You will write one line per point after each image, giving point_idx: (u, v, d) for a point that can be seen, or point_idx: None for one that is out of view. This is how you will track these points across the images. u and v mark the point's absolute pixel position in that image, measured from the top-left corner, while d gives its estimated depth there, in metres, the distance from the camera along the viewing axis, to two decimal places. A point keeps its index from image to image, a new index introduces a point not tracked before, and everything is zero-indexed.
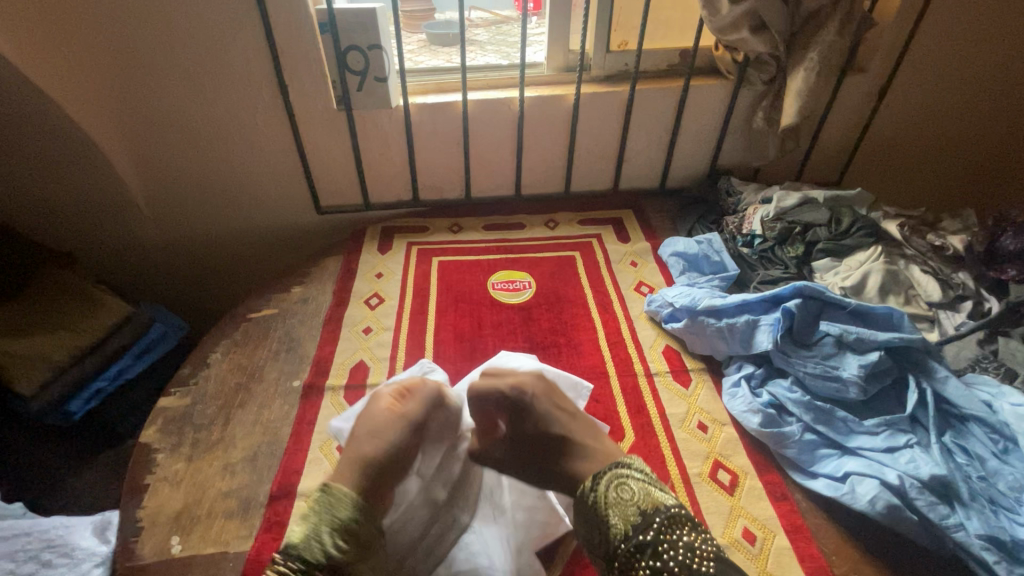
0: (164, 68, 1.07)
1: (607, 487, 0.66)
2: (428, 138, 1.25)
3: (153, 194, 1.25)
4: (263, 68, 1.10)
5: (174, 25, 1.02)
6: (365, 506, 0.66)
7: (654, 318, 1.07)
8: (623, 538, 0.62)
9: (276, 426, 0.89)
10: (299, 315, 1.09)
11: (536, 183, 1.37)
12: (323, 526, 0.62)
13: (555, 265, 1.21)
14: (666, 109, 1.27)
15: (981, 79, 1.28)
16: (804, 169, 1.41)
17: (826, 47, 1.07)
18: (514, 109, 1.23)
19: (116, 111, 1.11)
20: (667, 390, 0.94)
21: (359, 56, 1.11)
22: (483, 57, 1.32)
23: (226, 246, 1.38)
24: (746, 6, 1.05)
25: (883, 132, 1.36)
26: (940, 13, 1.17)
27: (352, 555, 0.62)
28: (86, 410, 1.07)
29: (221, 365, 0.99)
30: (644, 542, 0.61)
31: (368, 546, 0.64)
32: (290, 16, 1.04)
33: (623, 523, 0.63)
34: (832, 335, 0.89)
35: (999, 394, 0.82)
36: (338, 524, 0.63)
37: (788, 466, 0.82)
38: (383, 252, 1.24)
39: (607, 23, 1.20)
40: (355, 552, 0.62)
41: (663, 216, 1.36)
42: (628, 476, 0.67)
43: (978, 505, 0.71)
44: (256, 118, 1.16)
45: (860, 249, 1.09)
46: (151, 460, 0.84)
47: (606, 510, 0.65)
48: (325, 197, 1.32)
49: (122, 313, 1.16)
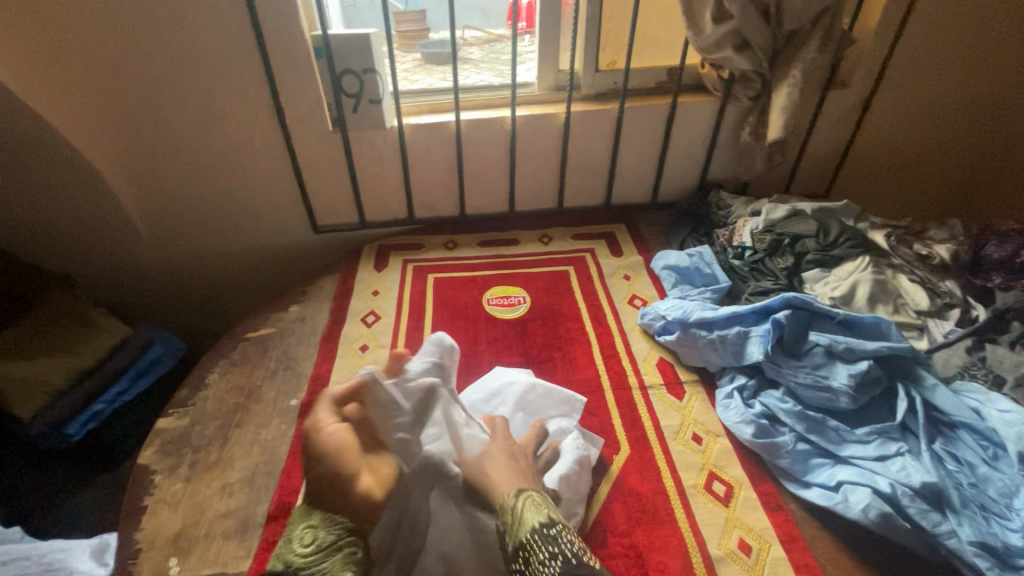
0: (164, 94, 1.09)
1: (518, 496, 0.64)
2: (422, 157, 1.28)
3: (153, 217, 1.27)
4: (260, 92, 1.12)
5: (173, 53, 1.05)
6: (325, 518, 0.61)
7: (647, 331, 1.08)
8: (529, 532, 0.60)
9: (274, 445, 0.89)
10: (296, 334, 1.10)
11: (530, 199, 1.40)
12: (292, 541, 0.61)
13: (549, 280, 1.22)
14: (655, 124, 1.30)
15: (963, 91, 1.31)
16: (792, 181, 1.44)
17: (808, 64, 1.10)
18: (506, 128, 1.26)
19: (115, 136, 1.13)
20: (661, 403, 0.95)
21: (354, 80, 1.14)
22: (477, 75, 1.35)
23: (224, 265, 1.39)
24: (730, 25, 1.08)
25: (869, 145, 1.39)
26: (916, 30, 1.21)
27: (308, 560, 0.59)
28: (84, 432, 1.06)
29: (219, 385, 0.99)
30: (549, 534, 0.59)
31: (331, 548, 0.59)
32: (285, 41, 1.07)
33: (531, 519, 0.61)
34: (822, 345, 0.91)
35: (988, 401, 0.83)
36: (299, 534, 0.61)
37: (781, 476, 0.83)
38: (379, 270, 1.26)
39: (595, 42, 1.24)
40: (313, 558, 0.59)
41: (655, 229, 1.38)
42: (538, 496, 0.65)
43: (969, 512, 0.72)
44: (253, 140, 1.18)
45: (848, 260, 1.11)
46: (149, 481, 0.85)
47: (514, 515, 0.62)
48: (322, 216, 1.34)
49: (122, 334, 1.16)
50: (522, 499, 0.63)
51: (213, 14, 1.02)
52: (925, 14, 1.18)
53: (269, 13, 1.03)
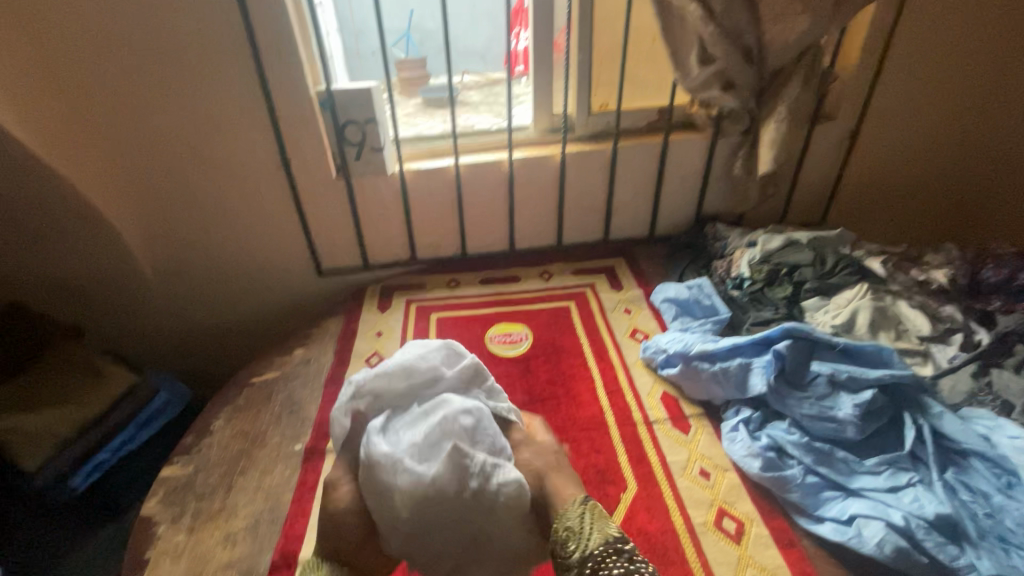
0: (175, 149, 1.15)
1: (581, 509, 0.63)
2: (424, 200, 1.32)
3: (161, 265, 1.30)
4: (267, 143, 1.17)
5: (185, 112, 1.11)
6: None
7: (650, 364, 1.08)
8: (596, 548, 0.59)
9: (278, 491, 0.89)
10: (301, 377, 1.11)
11: (530, 237, 1.42)
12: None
13: (551, 316, 1.24)
14: (649, 161, 1.34)
15: (946, 120, 1.36)
16: (787, 211, 1.46)
17: (793, 101, 1.14)
18: (504, 169, 1.30)
19: (126, 191, 1.18)
20: (667, 437, 0.94)
21: (356, 130, 1.19)
22: (477, 118, 1.41)
23: (231, 311, 1.42)
24: (714, 68, 1.13)
25: (859, 172, 1.42)
26: (896, 64, 1.26)
27: None
28: (88, 483, 1.06)
29: (224, 432, 1.00)
30: (622, 548, 0.59)
31: None
32: (292, 96, 1.13)
33: (600, 535, 0.60)
34: (824, 374, 0.91)
35: (997, 427, 0.82)
36: None
37: (793, 511, 0.81)
38: (383, 310, 1.27)
39: (587, 87, 1.29)
40: None
41: (654, 263, 1.40)
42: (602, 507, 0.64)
43: (987, 544, 0.71)
44: (259, 190, 1.23)
45: (846, 287, 1.12)
46: (152, 532, 0.84)
47: (581, 526, 0.61)
48: (327, 259, 1.37)
49: (128, 382, 1.17)
50: (581, 508, 0.63)
51: (225, 74, 1.08)
52: (903, 48, 1.24)
53: (276, 70, 1.10)
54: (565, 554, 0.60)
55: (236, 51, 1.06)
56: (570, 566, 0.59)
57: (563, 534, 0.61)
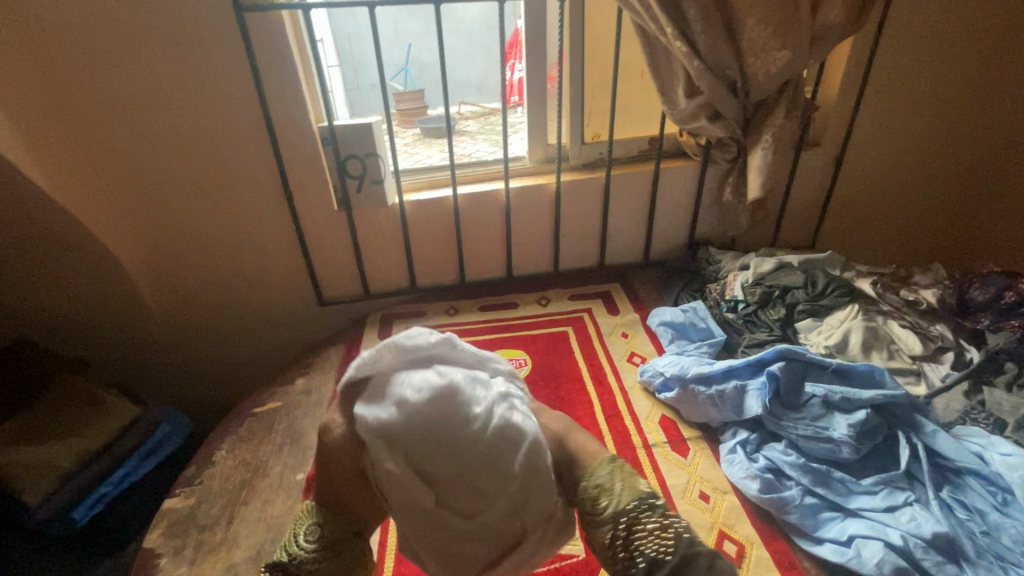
0: (182, 184, 1.19)
1: (617, 465, 0.60)
2: (423, 229, 1.35)
3: (164, 296, 1.32)
4: (271, 178, 1.21)
5: (192, 150, 1.15)
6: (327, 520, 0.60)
7: (648, 388, 1.10)
8: (632, 504, 0.57)
9: (280, 522, 0.89)
10: (302, 406, 1.12)
11: (527, 263, 1.45)
12: (292, 541, 0.61)
13: (549, 341, 1.25)
14: (641, 189, 1.38)
15: (928, 144, 1.41)
16: (779, 234, 1.49)
17: (778, 129, 1.17)
18: (501, 199, 1.34)
19: (130, 226, 1.21)
20: (666, 461, 0.95)
21: (357, 163, 1.22)
22: (475, 147, 1.46)
23: (233, 340, 1.43)
24: (700, 99, 1.17)
25: (847, 195, 1.46)
26: (876, 92, 1.31)
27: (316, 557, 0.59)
28: (89, 516, 1.05)
29: (226, 462, 1.00)
30: (657, 503, 0.58)
31: (332, 549, 0.59)
32: (295, 132, 1.17)
33: (636, 492, 0.58)
34: (818, 396, 0.93)
35: (989, 445, 0.85)
36: (301, 530, 0.60)
37: (792, 532, 0.82)
38: (383, 338, 1.29)
39: (580, 119, 1.35)
40: (315, 555, 0.58)
41: (649, 287, 1.42)
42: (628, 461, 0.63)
43: (985, 562, 0.72)
44: (265, 224, 1.27)
45: (838, 309, 1.14)
46: (153, 566, 0.84)
47: (614, 480, 0.58)
48: (328, 289, 1.39)
49: (130, 415, 1.17)
50: (614, 462, 0.60)
51: (230, 113, 1.13)
52: (881, 77, 1.29)
53: (280, 110, 1.15)
54: (596, 509, 0.58)
55: (243, 92, 1.12)
56: (602, 520, 0.57)
57: (593, 489, 0.58)
